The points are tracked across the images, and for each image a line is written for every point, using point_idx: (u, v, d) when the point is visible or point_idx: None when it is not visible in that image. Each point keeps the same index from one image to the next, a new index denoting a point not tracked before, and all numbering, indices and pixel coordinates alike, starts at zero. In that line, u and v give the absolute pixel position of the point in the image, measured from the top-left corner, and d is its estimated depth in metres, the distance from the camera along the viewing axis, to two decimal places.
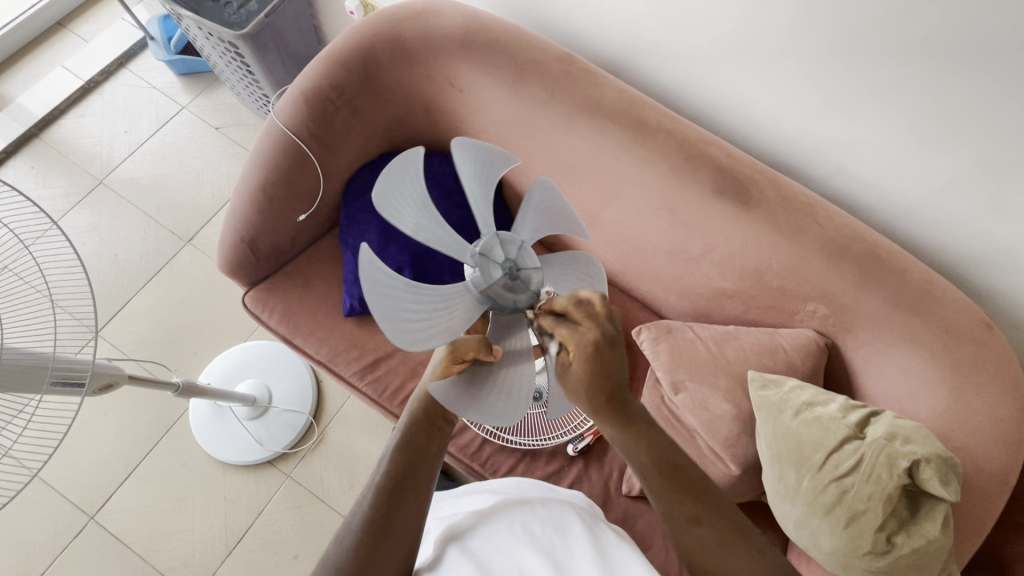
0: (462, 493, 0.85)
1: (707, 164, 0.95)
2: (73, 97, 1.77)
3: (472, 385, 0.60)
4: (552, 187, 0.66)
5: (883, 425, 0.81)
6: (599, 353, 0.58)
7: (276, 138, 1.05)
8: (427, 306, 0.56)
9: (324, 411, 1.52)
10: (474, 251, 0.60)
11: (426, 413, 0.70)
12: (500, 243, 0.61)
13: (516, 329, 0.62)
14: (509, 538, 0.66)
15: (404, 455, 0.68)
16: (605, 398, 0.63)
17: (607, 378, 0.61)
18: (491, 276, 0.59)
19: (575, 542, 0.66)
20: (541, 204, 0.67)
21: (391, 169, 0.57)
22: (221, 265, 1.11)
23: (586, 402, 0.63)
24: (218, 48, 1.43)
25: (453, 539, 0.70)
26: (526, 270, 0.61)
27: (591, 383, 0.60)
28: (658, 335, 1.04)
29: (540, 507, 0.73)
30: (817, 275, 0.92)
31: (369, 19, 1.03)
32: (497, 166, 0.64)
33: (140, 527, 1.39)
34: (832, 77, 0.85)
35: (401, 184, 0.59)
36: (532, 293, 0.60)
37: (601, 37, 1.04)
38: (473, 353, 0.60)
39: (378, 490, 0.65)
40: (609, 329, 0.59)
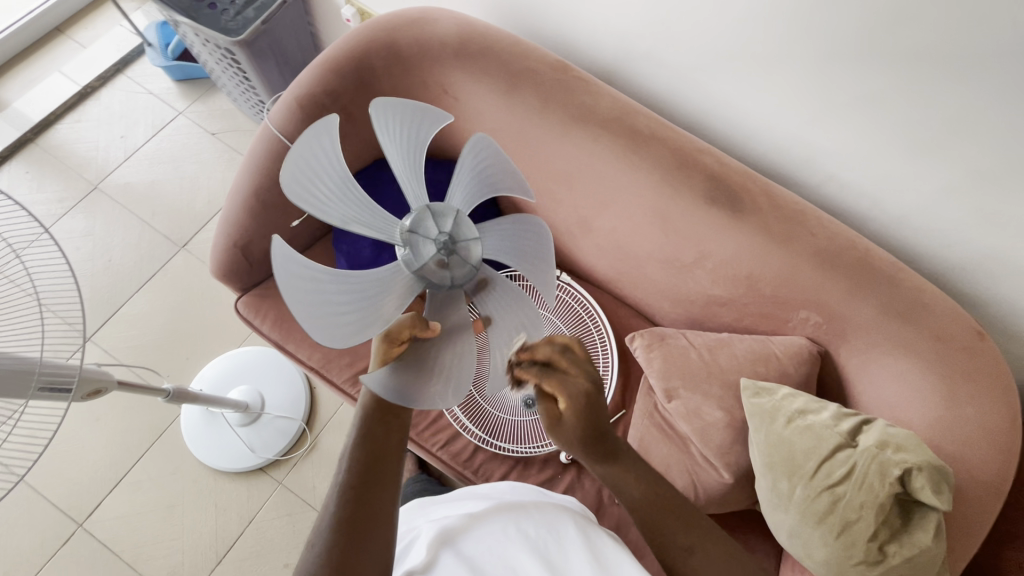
0: (452, 499, 0.85)
1: (699, 172, 0.95)
2: (70, 101, 1.77)
3: (416, 367, 0.58)
4: (490, 147, 0.62)
5: (875, 433, 0.81)
6: (590, 399, 0.65)
7: (270, 144, 1.05)
8: (358, 292, 0.54)
9: (317, 417, 1.51)
10: (404, 227, 0.57)
11: (382, 404, 0.69)
12: (431, 215, 0.58)
13: (454, 305, 0.60)
14: (503, 541, 0.67)
15: (365, 450, 0.66)
16: (592, 438, 0.68)
17: (595, 418, 0.67)
18: (422, 250, 0.56)
19: (569, 546, 0.67)
20: (476, 162, 0.62)
21: (306, 133, 0.52)
22: (213, 270, 1.10)
23: (574, 446, 0.69)
24: (214, 54, 1.44)
25: (446, 541, 0.69)
26: (463, 242, 0.58)
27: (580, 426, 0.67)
28: (651, 342, 1.04)
29: (534, 510, 0.73)
30: (809, 283, 0.93)
31: (364, 26, 1.04)
32: (426, 124, 0.60)
33: (129, 535, 1.37)
34: (823, 86, 0.86)
35: (318, 151, 0.53)
36: (470, 267, 0.59)
37: (595, 45, 1.05)
38: (409, 333, 0.58)
39: (342, 490, 0.64)
40: (592, 371, 0.66)
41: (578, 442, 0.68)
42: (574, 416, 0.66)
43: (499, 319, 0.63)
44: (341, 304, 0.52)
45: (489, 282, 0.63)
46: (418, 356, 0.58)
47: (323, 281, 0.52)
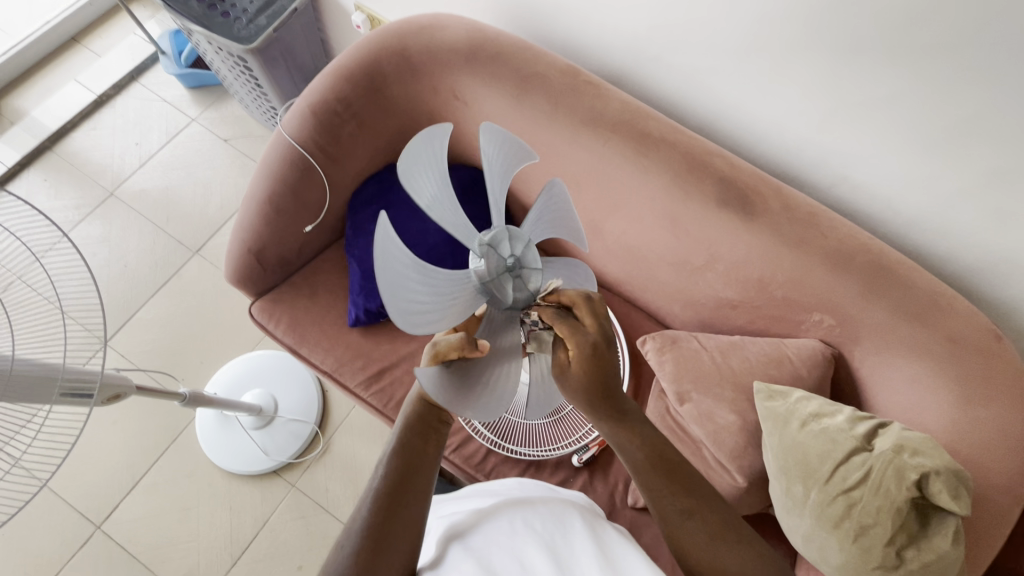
0: (462, 495, 0.86)
1: (710, 174, 0.95)
2: (85, 110, 1.80)
3: (464, 382, 0.58)
4: (563, 192, 0.65)
5: (891, 437, 0.80)
6: (598, 354, 0.61)
7: (283, 151, 1.06)
8: (436, 291, 0.55)
9: (329, 420, 1.53)
10: (482, 240, 0.60)
11: (421, 418, 0.71)
12: (507, 237, 0.61)
13: (508, 330, 0.62)
14: (511, 536, 0.67)
15: (401, 459, 0.68)
16: (599, 398, 0.64)
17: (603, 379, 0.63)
18: (494, 267, 0.59)
19: (576, 541, 0.67)
20: (551, 205, 0.66)
21: (416, 143, 0.54)
22: (228, 276, 1.12)
23: (580, 402, 0.65)
24: (227, 62, 1.46)
25: (454, 537, 0.70)
26: (527, 269, 0.61)
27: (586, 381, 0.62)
28: (662, 345, 1.04)
29: (540, 505, 0.74)
30: (821, 285, 0.92)
31: (374, 33, 1.05)
32: (516, 163, 0.61)
33: (146, 537, 1.39)
34: (833, 89, 0.86)
35: (421, 158, 0.55)
36: (530, 293, 0.62)
37: (604, 49, 1.05)
38: (458, 353, 0.58)
39: (377, 495, 0.65)
40: (608, 329, 0.63)
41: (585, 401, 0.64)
42: (583, 366, 0.61)
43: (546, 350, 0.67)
44: (422, 301, 0.53)
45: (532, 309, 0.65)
46: (465, 373, 0.58)
47: (409, 273, 0.52)
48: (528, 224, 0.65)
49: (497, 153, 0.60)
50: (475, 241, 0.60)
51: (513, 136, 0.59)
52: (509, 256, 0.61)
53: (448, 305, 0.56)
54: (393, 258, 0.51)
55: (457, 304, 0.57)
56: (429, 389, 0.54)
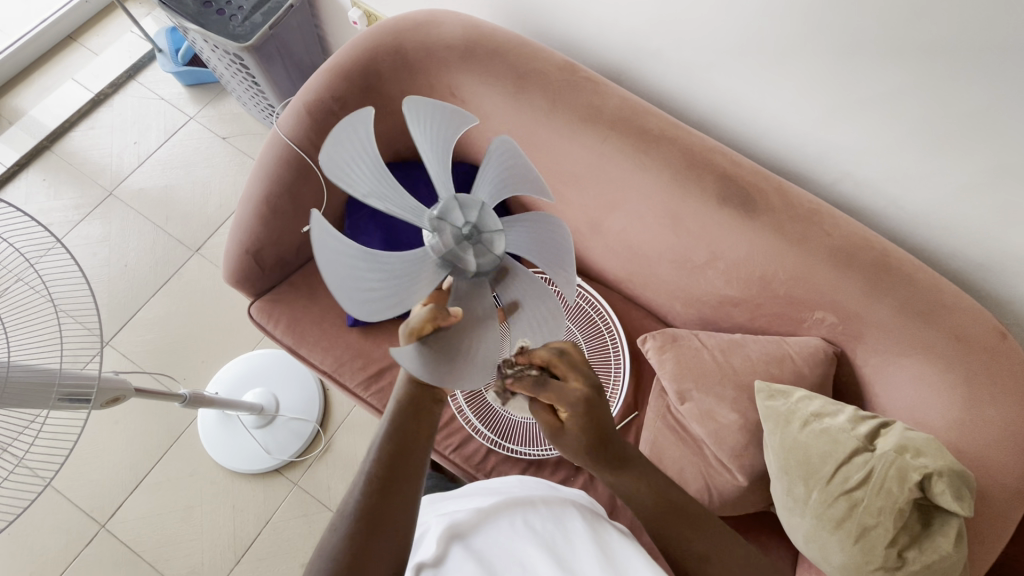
0: (461, 494, 0.86)
1: (711, 171, 0.94)
2: (83, 109, 1.79)
3: (445, 355, 0.55)
4: (511, 148, 0.60)
5: (893, 437, 0.79)
6: (589, 402, 0.71)
7: (279, 151, 1.05)
8: (388, 272, 0.54)
9: (331, 418, 1.53)
10: (432, 215, 0.57)
11: (412, 399, 0.70)
12: (457, 205, 0.57)
13: (480, 294, 0.59)
14: (515, 538, 0.68)
15: (393, 441, 0.68)
16: (597, 442, 0.73)
17: (597, 425, 0.72)
18: (449, 239, 0.56)
19: (577, 540, 0.68)
20: (501, 165, 0.61)
21: (339, 126, 0.52)
22: (226, 276, 1.11)
23: (580, 454, 0.75)
24: (224, 60, 1.45)
25: (454, 534, 0.69)
26: (487, 234, 0.58)
27: (581, 432, 0.72)
28: (663, 343, 1.04)
29: (540, 505, 0.74)
30: (824, 283, 0.91)
31: (370, 31, 1.03)
32: (453, 127, 0.60)
33: (150, 535, 1.40)
34: (835, 85, 0.85)
35: (349, 146, 0.54)
36: (493, 256, 0.58)
37: (603, 44, 1.04)
38: (431, 325, 0.55)
39: (369, 479, 0.65)
40: (590, 376, 0.72)
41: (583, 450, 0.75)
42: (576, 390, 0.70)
43: (526, 304, 0.63)
44: (374, 283, 0.53)
45: (508, 271, 0.62)
46: (445, 347, 0.55)
47: (355, 258, 0.52)
48: (481, 186, 0.62)
49: (425, 131, 0.59)
50: (425, 218, 0.57)
51: (440, 104, 0.58)
52: (464, 225, 0.57)
53: (409, 285, 0.55)
54: (332, 249, 0.50)
55: (421, 278, 0.56)
56: (410, 368, 0.52)
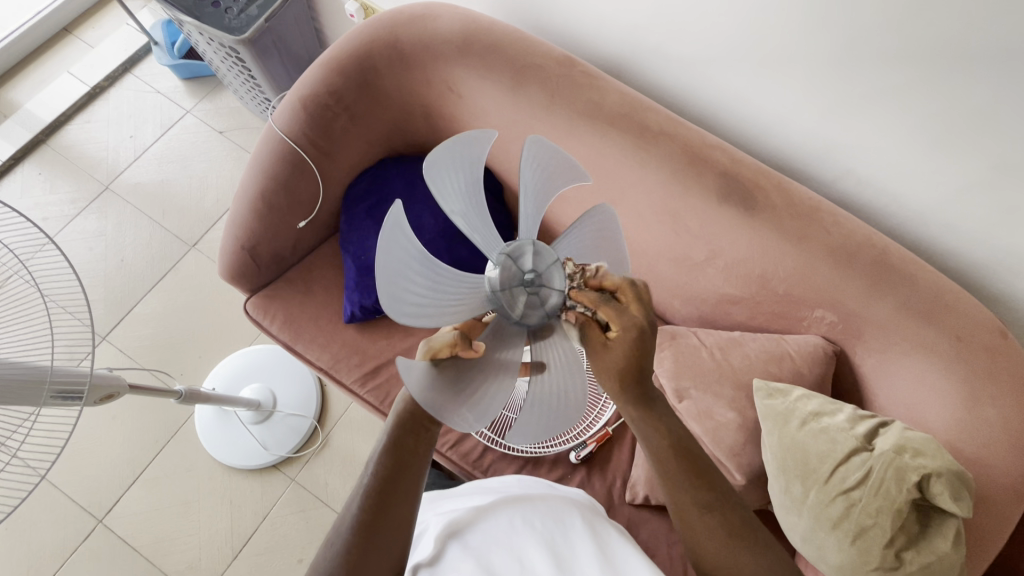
0: (459, 491, 0.85)
1: (710, 168, 0.93)
2: (78, 102, 1.78)
3: (454, 383, 0.54)
4: (610, 218, 0.63)
5: (892, 437, 0.79)
6: (645, 340, 0.59)
7: (274, 146, 1.04)
8: (434, 286, 0.54)
9: (328, 414, 1.53)
10: (502, 251, 0.58)
11: (411, 415, 0.69)
12: (532, 251, 0.57)
13: (512, 338, 0.57)
14: (511, 536, 0.68)
15: (391, 457, 0.67)
16: (632, 378, 0.62)
17: (641, 362, 0.60)
18: (508, 278, 0.56)
19: (575, 540, 0.68)
20: (592, 230, 0.63)
21: (453, 141, 0.55)
22: (222, 272, 1.11)
23: (609, 382, 0.62)
24: (219, 53, 1.43)
25: (451, 532, 0.71)
26: (546, 286, 0.57)
27: (624, 363, 0.60)
28: (661, 341, 1.04)
29: (540, 503, 0.74)
30: (823, 281, 0.90)
31: (366, 24, 1.01)
32: (562, 180, 0.60)
33: (148, 530, 1.40)
34: (837, 81, 0.83)
35: (455, 161, 0.56)
36: (545, 310, 0.57)
37: (602, 38, 1.02)
38: (449, 351, 0.55)
39: (367, 493, 0.65)
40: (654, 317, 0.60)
41: (616, 380, 0.62)
42: (623, 348, 0.58)
43: (553, 367, 0.60)
44: (415, 293, 0.52)
45: (552, 330, 0.59)
46: (456, 376, 0.54)
47: (411, 264, 0.52)
48: (565, 243, 0.62)
49: (537, 167, 0.58)
50: (497, 252, 0.58)
51: (559, 150, 0.59)
52: (529, 269, 0.57)
53: (449, 308, 0.54)
54: (397, 246, 0.51)
55: (464, 307, 0.55)
56: (412, 388, 0.51)
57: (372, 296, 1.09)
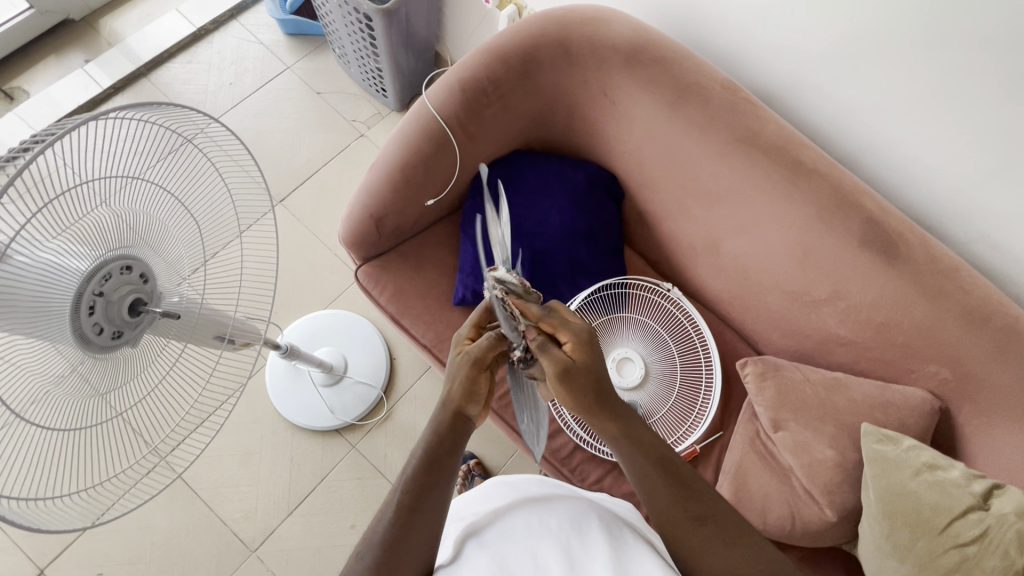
0: (480, 489, 0.86)
1: (857, 213, 0.94)
2: (182, 41, 1.78)
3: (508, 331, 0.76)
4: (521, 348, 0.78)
5: (1011, 499, 0.81)
6: (587, 341, 0.74)
7: (422, 122, 1.05)
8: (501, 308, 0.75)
9: (394, 387, 1.54)
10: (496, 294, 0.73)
11: (442, 433, 0.74)
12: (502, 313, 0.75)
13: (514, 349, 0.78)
14: (526, 536, 0.69)
15: (425, 467, 0.72)
16: (592, 386, 0.74)
17: (595, 366, 0.74)
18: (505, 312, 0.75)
19: (590, 543, 0.67)
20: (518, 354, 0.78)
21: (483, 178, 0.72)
22: (343, 238, 1.12)
23: (577, 396, 0.74)
24: (348, 18, 1.45)
25: (469, 535, 0.74)
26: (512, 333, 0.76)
27: (584, 370, 0.73)
28: (765, 370, 1.08)
29: (558, 503, 0.75)
30: (948, 338, 0.93)
31: (534, 17, 1.02)
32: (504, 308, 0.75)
33: (208, 475, 1.42)
34: (1003, 150, 0.85)
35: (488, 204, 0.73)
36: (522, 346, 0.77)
37: (760, 68, 1.04)
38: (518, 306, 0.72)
39: (399, 507, 0.69)
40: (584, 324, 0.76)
41: (582, 395, 0.74)
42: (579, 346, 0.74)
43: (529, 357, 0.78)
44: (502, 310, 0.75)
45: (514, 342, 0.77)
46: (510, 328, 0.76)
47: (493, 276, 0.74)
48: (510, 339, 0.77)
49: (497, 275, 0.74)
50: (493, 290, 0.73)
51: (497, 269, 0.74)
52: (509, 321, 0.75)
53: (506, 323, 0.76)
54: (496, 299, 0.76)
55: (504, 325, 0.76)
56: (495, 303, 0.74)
57: (485, 283, 1.10)
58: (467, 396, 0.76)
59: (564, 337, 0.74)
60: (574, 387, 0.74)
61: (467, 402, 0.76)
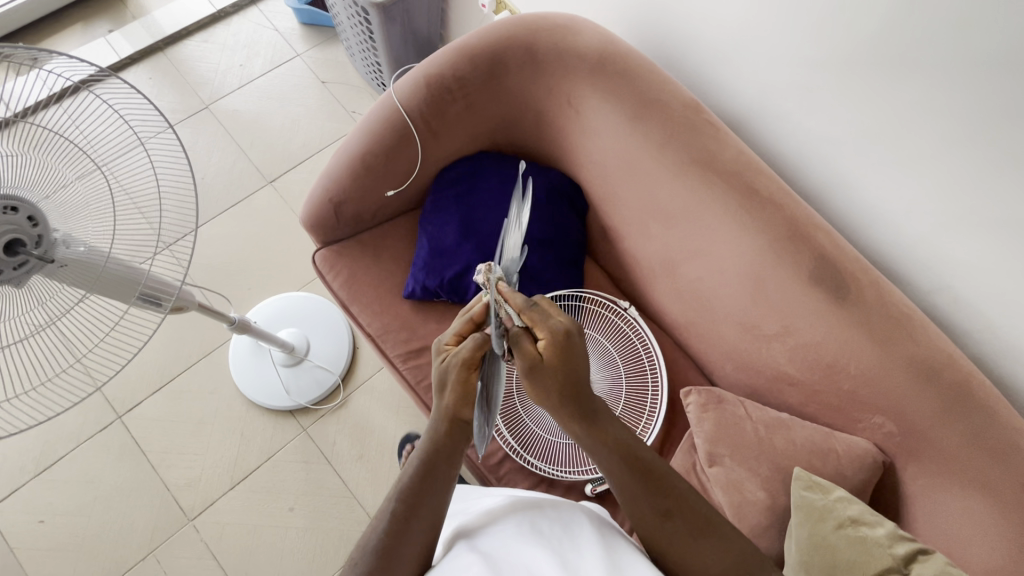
0: (475, 492, 0.86)
1: (809, 247, 0.91)
2: (202, 21, 1.85)
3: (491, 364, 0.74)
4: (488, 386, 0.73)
5: (933, 567, 0.76)
6: (565, 339, 0.71)
7: (388, 113, 1.06)
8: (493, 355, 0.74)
9: (353, 376, 1.54)
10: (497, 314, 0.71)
11: (444, 437, 0.75)
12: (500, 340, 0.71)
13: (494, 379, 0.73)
14: (518, 537, 0.67)
15: (421, 472, 0.73)
16: (566, 391, 0.73)
17: (572, 368, 0.72)
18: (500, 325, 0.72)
19: (584, 547, 0.65)
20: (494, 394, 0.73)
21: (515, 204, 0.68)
22: (303, 219, 1.14)
23: (552, 398, 0.74)
24: (350, 10, 1.49)
25: (463, 535, 0.73)
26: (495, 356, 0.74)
27: (555, 372, 0.72)
28: (707, 402, 1.03)
29: (552, 508, 0.74)
30: (894, 388, 0.88)
31: (507, 20, 1.03)
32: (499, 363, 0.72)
33: (160, 439, 1.45)
34: (965, 196, 0.81)
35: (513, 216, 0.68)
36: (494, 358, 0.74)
37: (732, 92, 1.02)
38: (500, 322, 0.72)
39: (391, 515, 0.70)
40: (557, 323, 0.72)
41: (556, 396, 0.73)
42: (551, 347, 0.71)
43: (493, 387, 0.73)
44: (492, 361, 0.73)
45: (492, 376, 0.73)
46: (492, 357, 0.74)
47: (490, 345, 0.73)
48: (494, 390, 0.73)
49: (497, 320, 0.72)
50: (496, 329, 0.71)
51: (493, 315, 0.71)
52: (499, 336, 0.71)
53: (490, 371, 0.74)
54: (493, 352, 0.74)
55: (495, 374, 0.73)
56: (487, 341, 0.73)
57: (435, 279, 1.10)
58: (460, 402, 0.74)
59: (541, 332, 0.71)
60: (546, 386, 0.73)
61: (460, 408, 0.74)
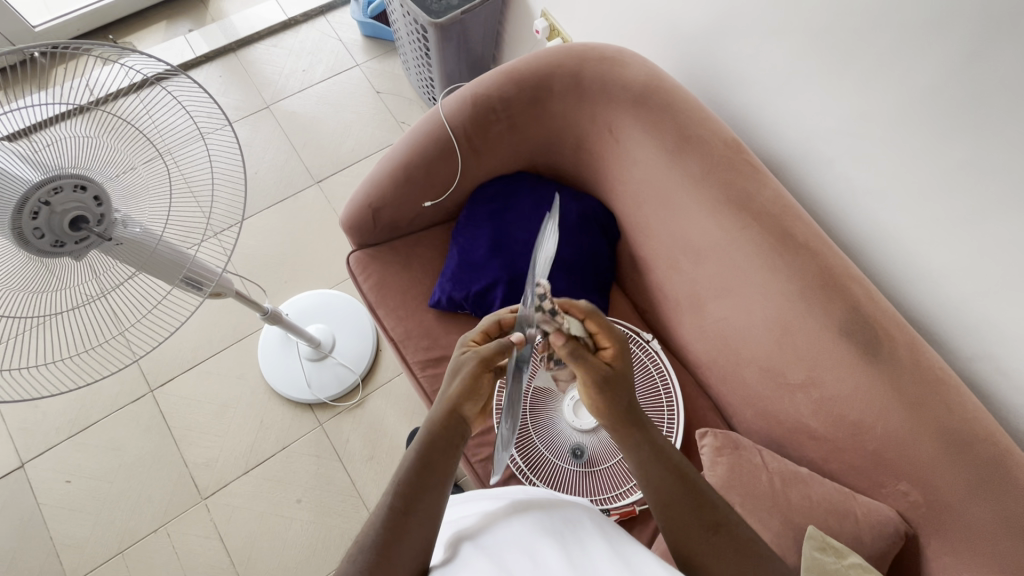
0: (463, 496, 0.85)
1: (843, 298, 0.88)
2: (273, 27, 1.97)
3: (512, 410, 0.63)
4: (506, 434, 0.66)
5: None
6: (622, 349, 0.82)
7: (433, 127, 1.10)
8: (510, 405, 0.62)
9: (373, 378, 1.58)
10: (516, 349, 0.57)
11: (438, 432, 0.77)
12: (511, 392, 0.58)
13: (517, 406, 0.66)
14: (521, 537, 0.66)
15: (417, 469, 0.74)
16: (622, 401, 0.80)
17: (626, 377, 0.81)
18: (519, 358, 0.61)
19: (588, 542, 0.65)
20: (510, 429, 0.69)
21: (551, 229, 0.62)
22: (342, 220, 1.18)
23: (611, 411, 0.80)
24: (410, 26, 1.55)
25: (463, 537, 0.71)
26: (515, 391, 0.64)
27: (616, 381, 0.80)
28: (723, 445, 0.97)
29: (550, 506, 0.72)
30: (923, 454, 0.83)
31: (557, 48, 1.06)
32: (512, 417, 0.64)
33: (185, 416, 1.51)
34: (1013, 260, 0.78)
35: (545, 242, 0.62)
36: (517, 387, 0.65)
37: (776, 134, 1.01)
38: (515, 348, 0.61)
39: (388, 508, 0.71)
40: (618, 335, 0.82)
41: (613, 407, 0.79)
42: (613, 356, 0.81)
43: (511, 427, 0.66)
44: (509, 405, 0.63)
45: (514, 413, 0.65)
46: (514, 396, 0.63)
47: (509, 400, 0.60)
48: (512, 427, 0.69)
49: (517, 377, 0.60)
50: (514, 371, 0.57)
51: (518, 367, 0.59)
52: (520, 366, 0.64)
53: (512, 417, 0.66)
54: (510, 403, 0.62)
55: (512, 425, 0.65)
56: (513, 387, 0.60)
57: (461, 292, 1.12)
58: (463, 396, 0.78)
59: (604, 342, 0.81)
60: (609, 395, 0.79)
61: (462, 401, 0.78)
